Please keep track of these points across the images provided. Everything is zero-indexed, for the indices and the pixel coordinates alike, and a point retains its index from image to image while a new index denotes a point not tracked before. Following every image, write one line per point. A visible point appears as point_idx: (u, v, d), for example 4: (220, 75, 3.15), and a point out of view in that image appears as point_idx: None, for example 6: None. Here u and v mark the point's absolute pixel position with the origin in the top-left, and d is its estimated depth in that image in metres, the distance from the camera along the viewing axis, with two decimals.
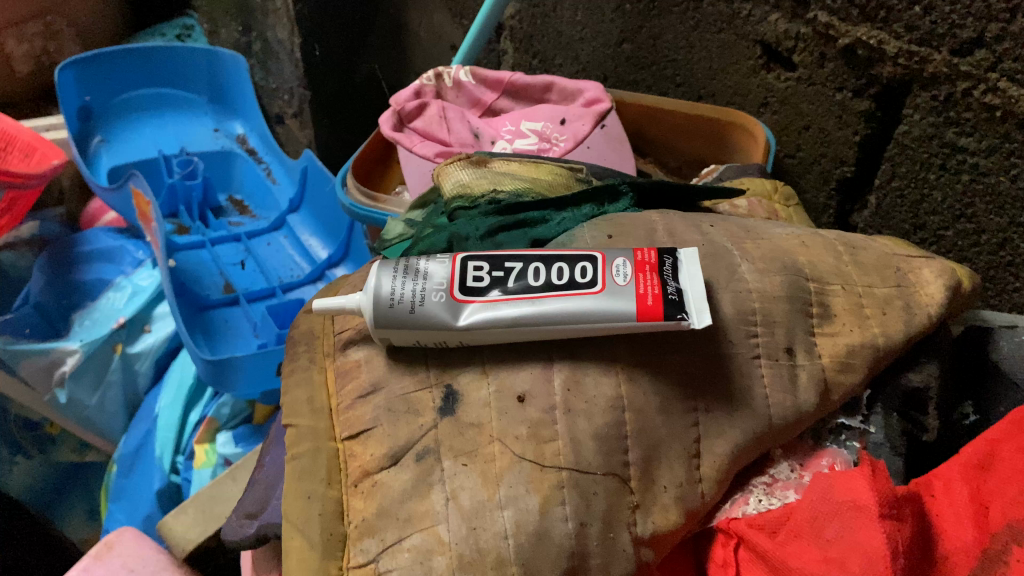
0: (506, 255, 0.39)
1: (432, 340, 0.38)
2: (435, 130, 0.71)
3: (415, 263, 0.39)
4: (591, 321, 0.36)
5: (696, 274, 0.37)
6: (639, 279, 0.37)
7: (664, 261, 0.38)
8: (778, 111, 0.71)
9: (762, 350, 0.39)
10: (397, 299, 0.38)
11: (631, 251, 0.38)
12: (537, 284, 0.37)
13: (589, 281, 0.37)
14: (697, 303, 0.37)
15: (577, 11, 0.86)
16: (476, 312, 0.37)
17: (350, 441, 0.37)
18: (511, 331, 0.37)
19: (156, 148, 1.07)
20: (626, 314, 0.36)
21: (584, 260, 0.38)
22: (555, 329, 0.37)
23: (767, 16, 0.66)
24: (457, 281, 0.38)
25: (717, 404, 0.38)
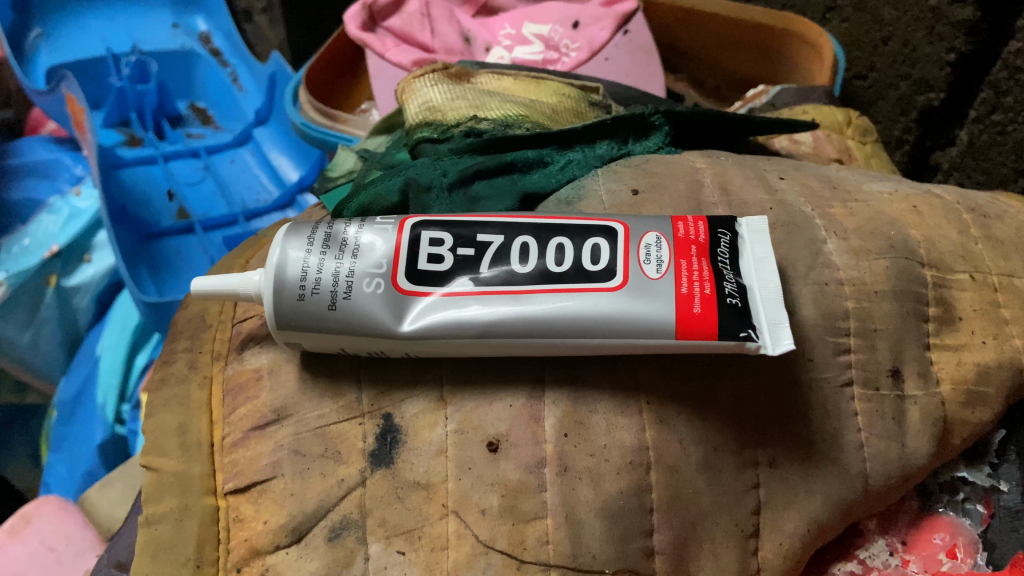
0: (478, 221, 0.26)
1: (365, 349, 0.25)
2: (415, 32, 0.56)
3: (343, 231, 0.26)
4: (604, 334, 0.24)
5: (766, 265, 0.24)
6: (680, 270, 0.24)
7: (718, 240, 0.25)
8: (849, 19, 0.57)
9: (857, 373, 0.26)
10: (310, 285, 0.25)
11: (667, 222, 0.26)
12: (523, 271, 0.24)
13: (604, 271, 0.24)
14: (770, 311, 0.23)
15: None
16: (430, 311, 0.24)
17: (235, 499, 0.25)
18: (482, 344, 0.24)
19: (104, 45, 0.92)
20: (659, 327, 0.23)
21: (597, 237, 0.25)
22: (547, 344, 0.24)
23: None
24: (404, 262, 0.25)
25: (788, 456, 0.25)
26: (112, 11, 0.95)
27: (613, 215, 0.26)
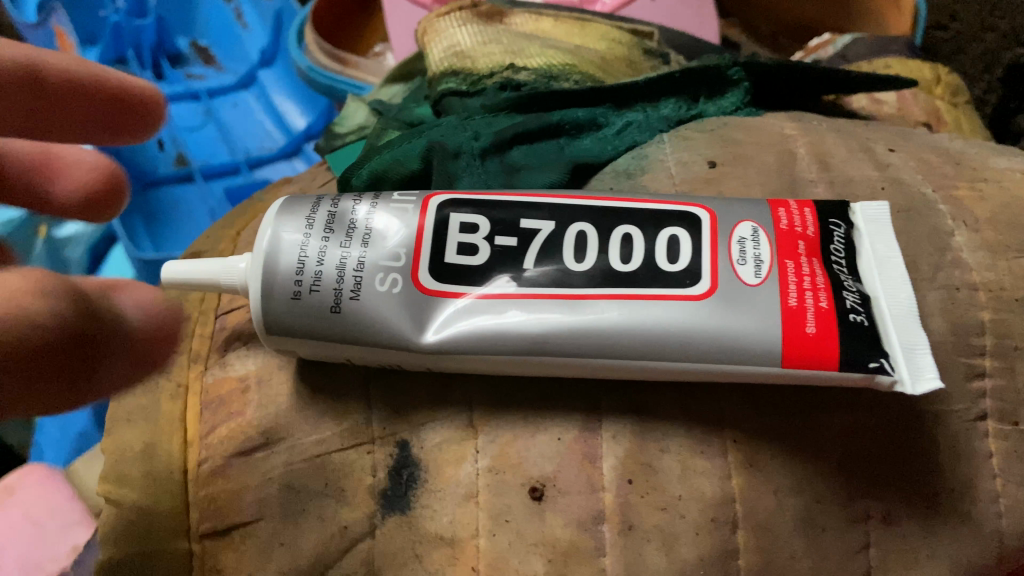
0: (522, 202, 0.20)
1: (376, 360, 0.20)
2: None
3: (351, 210, 0.20)
4: (685, 356, 0.18)
5: (893, 269, 0.19)
6: (786, 276, 0.19)
7: (830, 234, 0.20)
8: None
9: (992, 404, 0.21)
10: (308, 280, 0.19)
11: (764, 208, 0.20)
12: (581, 271, 0.19)
13: (685, 274, 0.19)
14: (904, 332, 0.18)
15: None
16: (459, 318, 0.19)
17: (213, 544, 0.20)
18: (526, 363, 0.19)
19: None
20: (759, 349, 0.18)
21: (674, 226, 0.20)
22: (609, 365, 0.19)
23: None
24: (427, 256, 0.20)
25: (907, 508, 0.20)
26: None
27: (697, 199, 0.20)
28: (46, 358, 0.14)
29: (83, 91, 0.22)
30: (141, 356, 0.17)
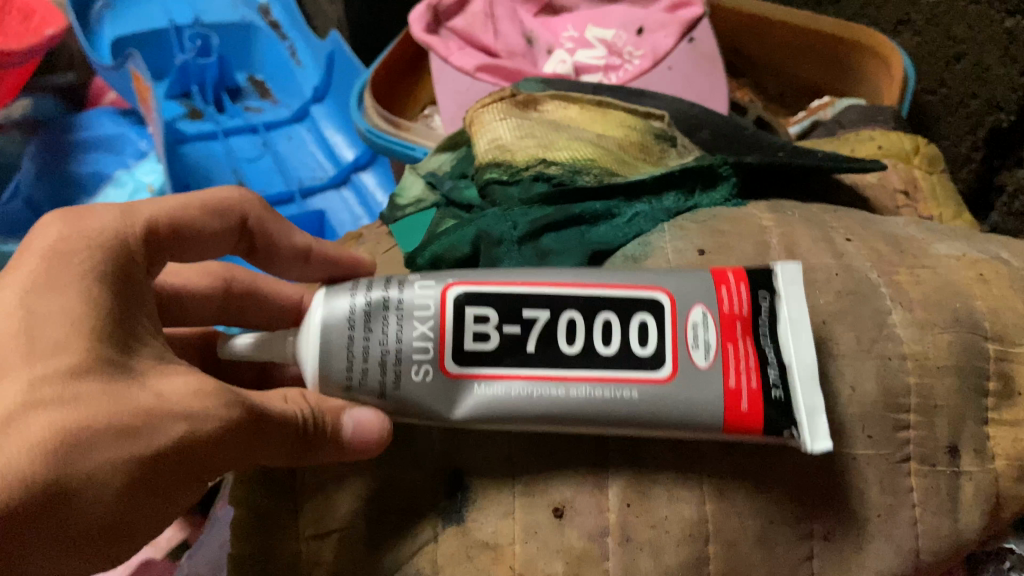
0: (522, 293, 0.26)
1: (405, 416, 0.27)
2: (477, 34, 0.59)
3: (386, 301, 0.26)
4: (651, 426, 0.25)
5: (803, 336, 0.25)
6: (726, 357, 0.25)
7: (760, 305, 0.26)
8: (922, 32, 0.54)
9: (914, 449, 0.27)
10: (360, 367, 0.26)
11: (712, 289, 0.26)
12: (572, 354, 0.25)
13: (652, 358, 0.25)
14: (812, 396, 0.25)
15: None
16: (479, 396, 0.26)
17: (317, 543, 0.27)
18: (533, 427, 0.26)
19: (167, 17, 0.94)
20: (705, 421, 0.25)
21: (642, 313, 0.26)
22: (596, 428, 0.26)
23: None
24: (451, 344, 0.26)
25: (840, 526, 0.26)
26: None
27: (658, 277, 0.26)
28: (284, 438, 0.25)
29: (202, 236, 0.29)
30: (345, 443, 0.25)
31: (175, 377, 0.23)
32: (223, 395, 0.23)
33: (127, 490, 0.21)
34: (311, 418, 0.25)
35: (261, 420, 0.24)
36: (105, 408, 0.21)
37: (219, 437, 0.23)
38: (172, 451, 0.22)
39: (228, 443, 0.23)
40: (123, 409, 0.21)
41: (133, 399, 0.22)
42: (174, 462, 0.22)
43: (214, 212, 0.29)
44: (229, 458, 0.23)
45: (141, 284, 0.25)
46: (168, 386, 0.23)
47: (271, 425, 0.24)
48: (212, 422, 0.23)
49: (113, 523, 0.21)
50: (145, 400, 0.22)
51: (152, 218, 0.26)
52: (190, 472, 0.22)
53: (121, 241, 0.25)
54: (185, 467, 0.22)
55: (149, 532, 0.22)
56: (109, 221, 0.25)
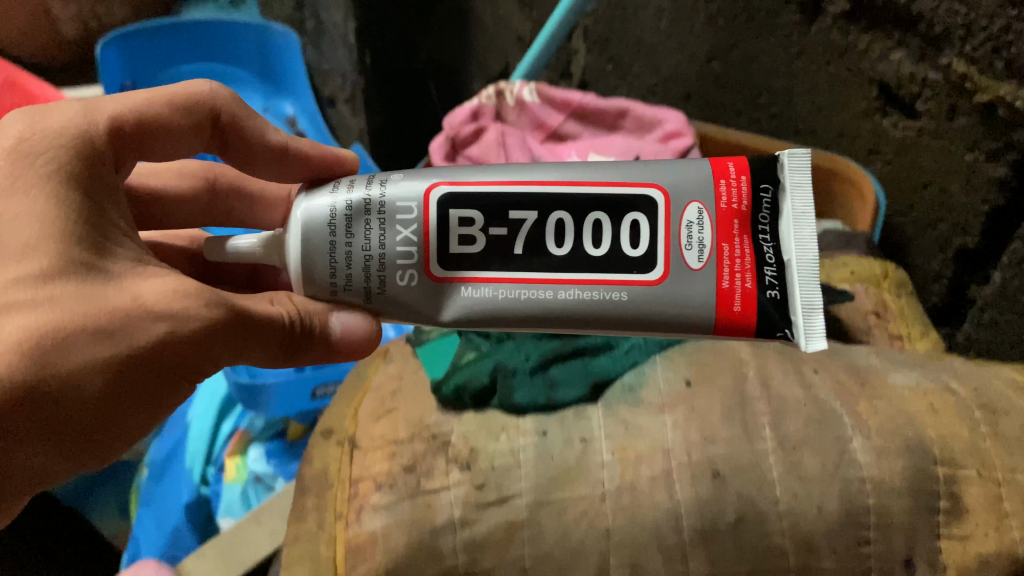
0: (507, 197, 0.31)
1: (385, 316, 0.32)
2: (490, 160, 0.68)
3: (370, 202, 0.31)
4: (652, 316, 0.31)
5: (803, 230, 0.30)
6: (719, 255, 0.30)
7: (761, 196, 0.31)
8: (891, 162, 0.60)
9: (875, 562, 0.32)
10: (344, 273, 0.31)
11: (712, 187, 0.31)
12: (563, 256, 0.31)
13: (647, 263, 0.31)
14: (805, 286, 0.30)
15: (661, 18, 0.74)
16: (472, 299, 0.31)
17: None
18: (532, 319, 0.32)
19: None
20: (699, 311, 0.30)
21: (636, 214, 0.31)
22: (596, 318, 0.31)
23: (889, 54, 0.56)
24: (434, 252, 0.31)
25: None
26: None
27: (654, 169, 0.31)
28: (273, 336, 0.30)
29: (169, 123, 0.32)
30: (332, 341, 0.32)
31: (152, 279, 0.27)
32: (202, 297, 0.28)
33: (111, 385, 0.25)
34: (299, 320, 0.31)
35: (243, 319, 0.29)
36: (90, 305, 0.26)
37: (194, 335, 0.27)
38: (152, 343, 0.26)
39: (208, 340, 0.28)
40: (104, 305, 0.26)
41: (110, 297, 0.26)
42: (152, 356, 0.26)
43: (180, 108, 0.33)
44: (208, 354, 0.28)
45: (106, 170, 0.29)
46: (142, 285, 0.27)
47: (251, 324, 0.29)
48: (192, 320, 0.27)
49: (106, 404, 0.25)
50: (121, 301, 0.26)
51: (114, 114, 0.30)
52: (176, 367, 0.27)
53: (85, 137, 0.29)
54: (167, 361, 0.27)
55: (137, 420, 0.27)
56: (72, 117, 0.29)
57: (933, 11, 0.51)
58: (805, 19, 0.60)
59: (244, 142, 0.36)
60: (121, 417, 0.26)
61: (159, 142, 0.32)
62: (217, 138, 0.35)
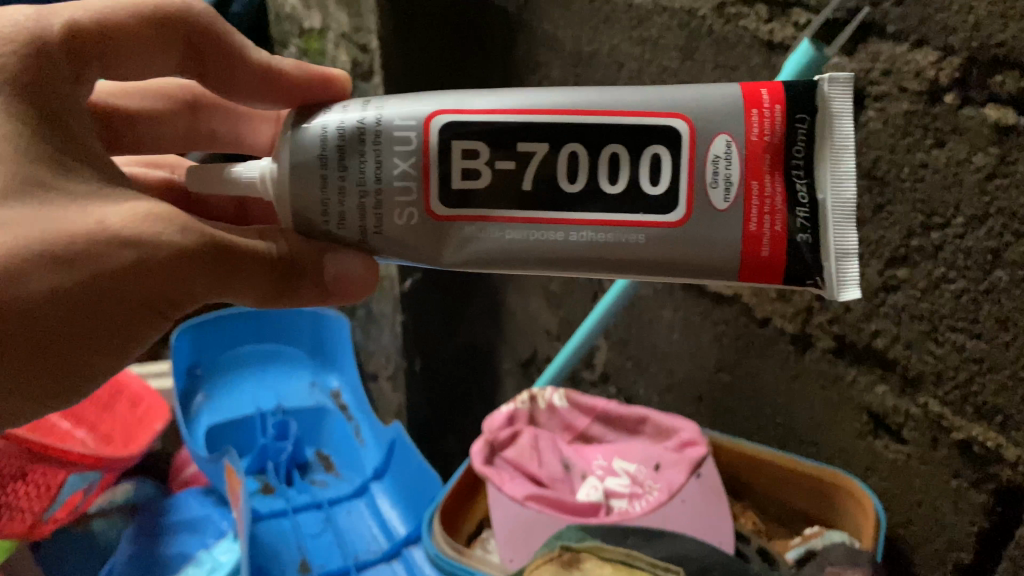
0: (495, 124, 0.43)
1: (382, 251, 0.45)
2: (526, 462, 0.74)
3: (371, 130, 0.43)
4: (685, 250, 0.42)
5: (832, 174, 0.41)
6: (743, 198, 0.42)
7: (799, 123, 0.42)
8: (885, 477, 0.67)
9: None
10: (342, 210, 0.44)
11: (743, 127, 0.42)
12: (575, 192, 0.43)
13: (679, 204, 0.42)
14: (834, 215, 0.41)
15: (674, 330, 0.85)
16: (504, 234, 0.44)
17: None
18: (531, 251, 0.44)
19: (254, 404, 1.10)
20: (723, 249, 0.42)
21: (665, 149, 0.42)
22: (633, 255, 0.43)
23: (874, 385, 0.64)
24: (434, 192, 0.43)
25: None
26: (264, 375, 1.15)
27: (674, 111, 0.43)
28: (257, 270, 0.43)
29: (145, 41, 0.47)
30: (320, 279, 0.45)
31: (118, 207, 0.39)
32: (175, 226, 0.40)
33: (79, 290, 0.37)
34: (286, 257, 0.44)
35: (218, 251, 0.41)
36: (60, 225, 0.37)
37: (150, 260, 0.38)
38: (114, 269, 0.37)
39: (173, 259, 0.39)
40: (71, 227, 0.37)
41: (76, 221, 0.37)
42: (115, 278, 0.37)
43: (149, 22, 0.47)
44: (181, 292, 0.40)
45: (57, 70, 0.41)
46: (105, 210, 0.39)
47: (232, 256, 0.42)
48: (161, 248, 0.39)
49: (77, 313, 0.37)
50: (87, 224, 0.37)
51: (77, 25, 0.43)
52: (142, 296, 0.38)
53: (41, 38, 0.41)
54: (131, 288, 0.38)
55: (108, 346, 0.38)
56: (31, 25, 0.41)
57: (906, 358, 0.61)
58: (798, 348, 0.70)
59: (213, 62, 0.51)
60: (87, 348, 0.38)
61: (119, 54, 0.45)
62: (196, 64, 0.51)
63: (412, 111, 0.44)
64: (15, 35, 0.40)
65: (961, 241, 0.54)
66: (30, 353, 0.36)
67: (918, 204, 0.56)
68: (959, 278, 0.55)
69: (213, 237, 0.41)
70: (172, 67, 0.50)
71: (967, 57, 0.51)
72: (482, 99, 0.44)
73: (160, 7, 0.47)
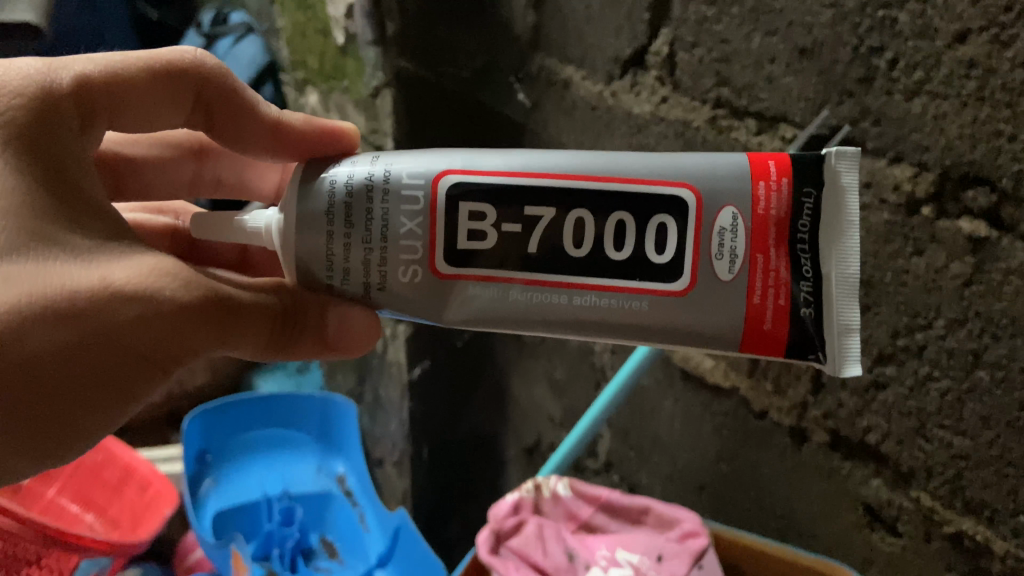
0: (496, 188, 0.51)
1: (383, 304, 0.53)
2: (531, 551, 0.76)
3: (382, 191, 0.51)
4: (691, 317, 0.50)
5: (833, 252, 0.49)
6: (746, 268, 0.49)
7: (806, 199, 0.49)
8: (884, 570, 0.68)
9: None
10: (352, 264, 0.52)
11: (751, 202, 0.49)
12: (581, 257, 0.51)
13: (687, 274, 0.50)
14: (838, 290, 0.48)
15: (675, 421, 0.87)
16: (513, 294, 0.52)
17: None
18: (522, 310, 0.52)
19: (260, 490, 1.12)
20: (730, 319, 0.50)
21: (675, 220, 0.50)
22: (645, 323, 0.51)
23: (868, 479, 0.67)
24: (439, 255, 0.51)
25: None
26: (273, 459, 1.17)
27: (682, 182, 0.50)
28: (259, 325, 0.51)
29: (157, 87, 0.57)
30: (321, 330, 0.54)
31: (125, 265, 0.47)
32: (178, 281, 0.47)
33: (88, 343, 0.44)
34: (281, 309, 0.53)
35: (220, 305, 0.49)
36: (67, 279, 0.45)
37: (153, 313, 0.46)
38: (121, 320, 0.45)
39: (176, 312, 0.47)
40: (74, 282, 0.45)
41: (85, 277, 0.45)
42: (120, 331, 0.45)
43: (159, 73, 0.57)
44: (183, 347, 0.47)
45: (61, 114, 0.50)
46: (112, 268, 0.46)
47: (234, 308, 0.50)
48: (166, 301, 0.46)
49: (82, 365, 0.44)
50: (94, 278, 0.45)
51: (86, 76, 0.53)
52: (149, 350, 0.46)
53: (48, 88, 0.50)
54: (135, 339, 0.45)
55: (116, 396, 0.45)
56: (39, 78, 0.50)
57: (897, 453, 0.63)
58: (794, 441, 0.73)
59: (219, 109, 0.61)
60: (87, 403, 0.44)
61: (125, 104, 0.55)
62: (204, 114, 0.61)
63: (422, 172, 0.51)
64: (26, 88, 0.49)
65: (942, 341, 0.57)
66: (38, 407, 0.43)
67: (902, 306, 0.59)
68: (943, 377, 0.58)
69: (212, 292, 0.49)
70: (183, 119, 0.60)
71: (941, 172, 0.55)
72: (494, 167, 0.52)
73: (169, 64, 0.57)
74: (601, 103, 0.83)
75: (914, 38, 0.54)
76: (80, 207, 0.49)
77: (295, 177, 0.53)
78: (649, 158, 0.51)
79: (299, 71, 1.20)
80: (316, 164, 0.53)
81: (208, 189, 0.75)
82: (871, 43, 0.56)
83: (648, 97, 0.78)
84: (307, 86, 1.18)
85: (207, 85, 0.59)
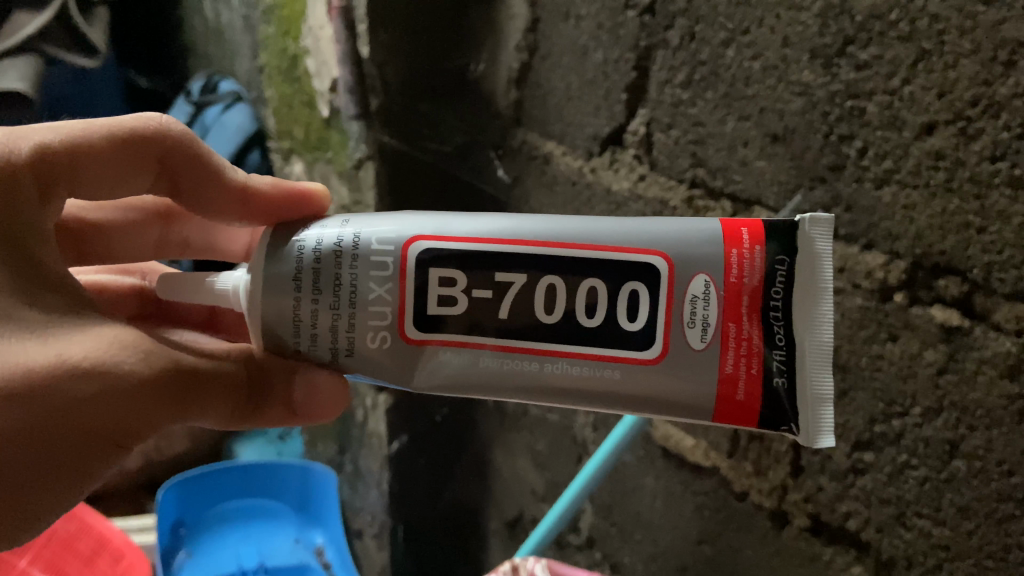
0: (465, 254, 0.51)
1: (352, 369, 0.52)
2: None
3: (351, 257, 0.51)
4: (661, 386, 0.49)
5: (805, 320, 0.48)
6: (719, 335, 0.48)
7: (778, 267, 0.48)
8: None
9: None
10: (320, 330, 0.51)
11: (723, 270, 0.49)
12: (551, 322, 0.50)
13: (658, 341, 0.49)
14: (809, 359, 0.48)
15: (657, 498, 0.86)
16: (482, 360, 0.51)
17: None
18: (490, 377, 0.51)
19: (235, 562, 1.06)
20: (701, 388, 0.49)
21: (646, 286, 0.49)
22: (615, 391, 0.50)
23: (849, 566, 0.65)
24: (408, 319, 0.51)
25: None
26: (249, 528, 1.10)
27: (654, 249, 0.50)
28: (225, 391, 0.52)
29: (125, 155, 0.56)
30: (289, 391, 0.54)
31: (81, 340, 0.46)
32: (138, 356, 0.47)
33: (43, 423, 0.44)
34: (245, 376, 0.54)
35: (181, 374, 0.49)
36: (22, 355, 0.44)
37: (110, 388, 0.45)
38: (78, 398, 0.44)
39: (135, 388, 0.46)
40: (29, 360, 0.44)
41: (41, 356, 0.44)
42: (77, 408, 0.44)
43: (122, 141, 0.55)
44: (143, 422, 0.47)
45: (21, 181, 0.49)
46: (69, 344, 0.46)
47: (196, 378, 0.50)
48: (126, 377, 0.46)
49: (37, 444, 0.43)
50: (48, 355, 0.45)
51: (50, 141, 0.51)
52: (108, 426, 0.46)
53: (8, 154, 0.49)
54: (92, 418, 0.45)
55: (74, 476, 0.45)
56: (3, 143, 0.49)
57: (878, 541, 0.62)
58: (775, 524, 0.71)
59: (185, 176, 0.60)
60: (43, 483, 0.44)
61: (90, 168, 0.54)
62: (170, 180, 0.60)
63: (392, 238, 0.51)
64: None
65: (919, 429, 0.57)
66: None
67: (878, 392, 0.59)
68: (921, 466, 0.57)
69: (173, 364, 0.49)
70: (148, 186, 0.59)
71: (912, 262, 0.55)
72: (465, 232, 0.51)
73: (134, 130, 0.56)
74: (581, 178, 0.84)
75: (883, 128, 0.54)
76: (35, 279, 0.48)
77: (265, 241, 0.53)
78: (621, 224, 0.51)
79: (285, 141, 1.22)
80: (285, 230, 0.53)
81: (173, 251, 0.75)
82: (840, 132, 0.57)
83: (626, 175, 0.78)
84: (293, 155, 1.19)
85: (174, 153, 0.58)
